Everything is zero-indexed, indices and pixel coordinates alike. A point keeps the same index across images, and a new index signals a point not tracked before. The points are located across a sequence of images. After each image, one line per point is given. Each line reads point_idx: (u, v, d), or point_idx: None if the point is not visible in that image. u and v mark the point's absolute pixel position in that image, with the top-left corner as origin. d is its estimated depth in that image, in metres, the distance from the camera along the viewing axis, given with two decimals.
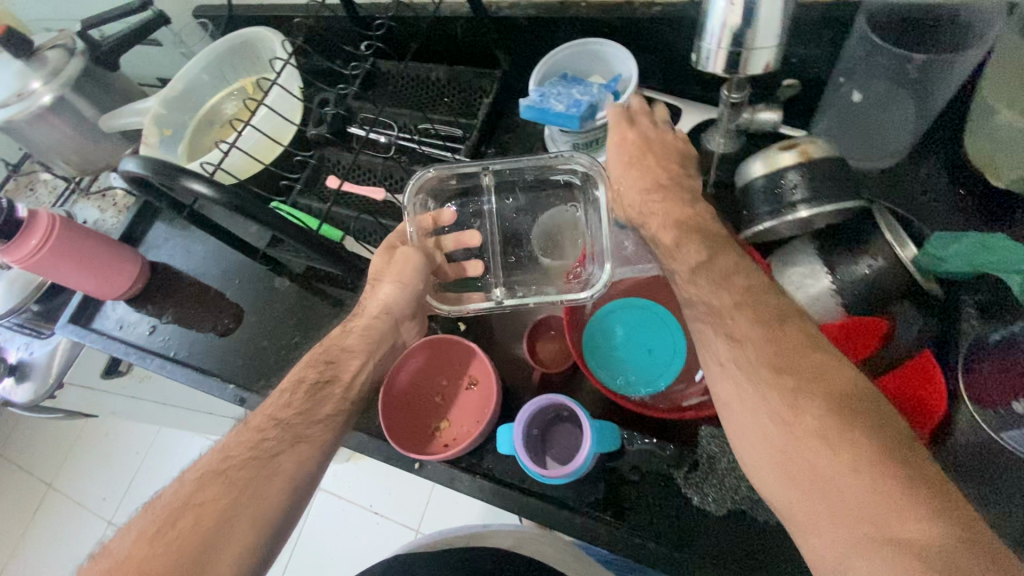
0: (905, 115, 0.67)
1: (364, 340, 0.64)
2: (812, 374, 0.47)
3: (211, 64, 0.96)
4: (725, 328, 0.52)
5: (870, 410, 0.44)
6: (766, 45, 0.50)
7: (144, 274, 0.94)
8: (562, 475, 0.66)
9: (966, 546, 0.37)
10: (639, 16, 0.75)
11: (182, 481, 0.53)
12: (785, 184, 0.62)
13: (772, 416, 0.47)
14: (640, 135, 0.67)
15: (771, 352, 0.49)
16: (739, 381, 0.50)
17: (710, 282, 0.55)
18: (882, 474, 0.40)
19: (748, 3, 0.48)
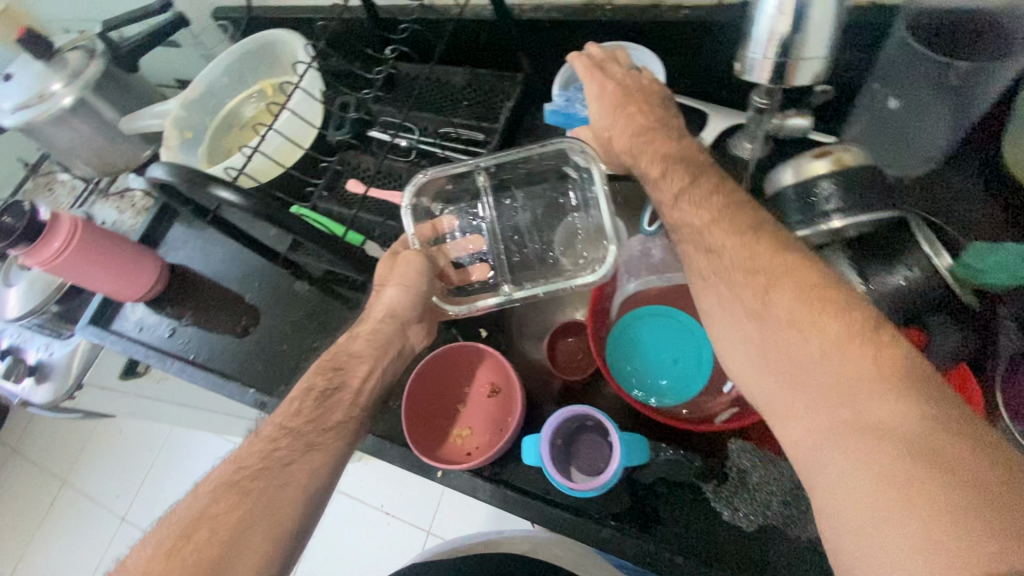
0: (941, 125, 0.60)
1: (371, 345, 0.58)
2: (786, 268, 0.44)
3: (231, 65, 0.89)
4: (703, 243, 0.49)
5: (846, 298, 0.41)
6: (816, 55, 0.42)
7: (164, 277, 0.90)
8: (590, 487, 0.56)
9: (945, 427, 0.35)
10: (667, 19, 0.70)
11: (196, 495, 0.49)
12: (819, 193, 0.58)
13: (747, 313, 0.45)
14: (621, 86, 0.62)
15: (745, 251, 0.46)
16: (719, 287, 0.47)
17: (694, 202, 0.50)
18: (853, 359, 0.39)
19: (799, 7, 0.40)
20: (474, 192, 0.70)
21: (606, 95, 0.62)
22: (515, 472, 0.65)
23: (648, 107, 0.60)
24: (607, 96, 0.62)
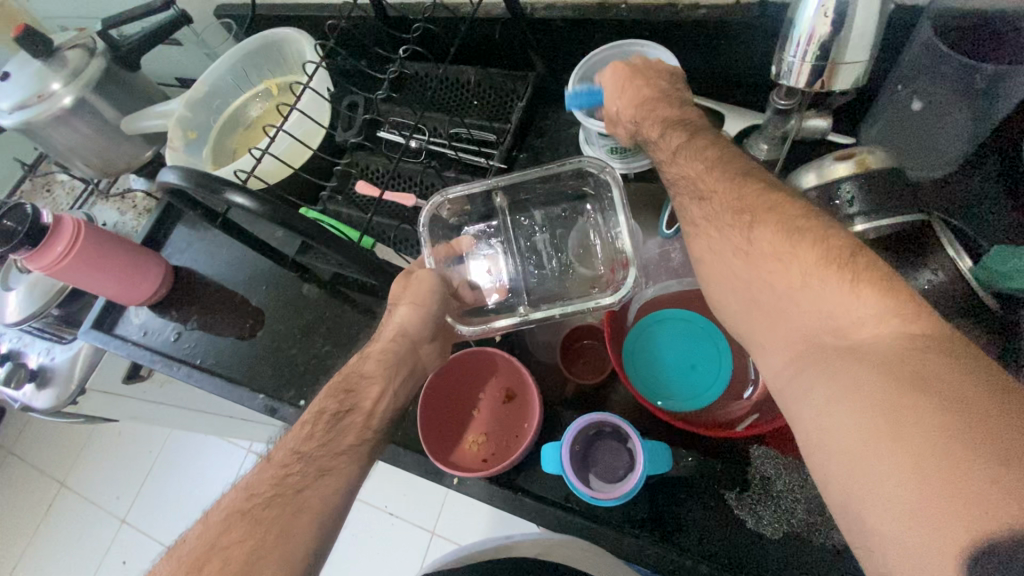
0: (963, 128, 0.60)
1: (383, 365, 0.56)
2: (768, 202, 0.43)
3: (235, 64, 0.87)
4: (697, 192, 0.49)
5: (826, 221, 0.40)
6: (856, 59, 0.42)
7: (169, 280, 0.89)
8: (613, 497, 0.56)
9: (927, 347, 0.34)
10: (684, 19, 0.68)
11: (208, 524, 0.48)
12: (840, 197, 0.57)
13: (735, 252, 0.45)
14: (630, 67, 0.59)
15: (732, 196, 0.45)
16: (709, 230, 0.47)
17: (689, 157, 0.50)
18: (833, 285, 0.38)
19: (840, 6, 0.39)
20: (488, 198, 0.69)
21: (618, 79, 0.59)
22: (529, 481, 0.64)
23: (658, 82, 0.57)
24: (620, 83, 0.58)
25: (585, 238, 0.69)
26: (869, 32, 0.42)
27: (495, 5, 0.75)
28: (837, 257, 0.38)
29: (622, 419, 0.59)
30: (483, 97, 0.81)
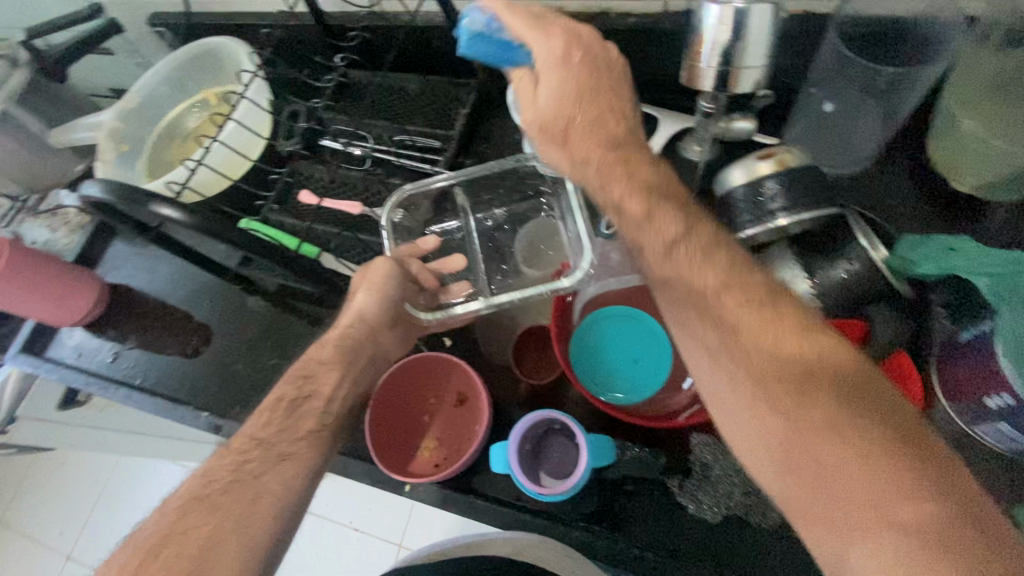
0: (871, 125, 0.64)
1: (340, 352, 0.57)
2: (813, 356, 0.39)
3: (170, 73, 0.84)
4: (709, 311, 0.43)
5: (882, 396, 0.37)
6: (755, 64, 0.44)
7: (104, 298, 0.85)
8: (559, 491, 0.56)
9: (1006, 555, 0.31)
10: (618, 27, 0.71)
11: (162, 512, 0.46)
12: (764, 194, 0.61)
13: (772, 410, 0.39)
14: (582, 55, 0.47)
15: (768, 339, 0.40)
16: (736, 372, 0.41)
17: (691, 257, 0.44)
18: (903, 474, 0.34)
19: (739, 15, 0.42)
20: (432, 204, 0.70)
21: (570, 71, 0.47)
22: (487, 482, 0.65)
23: (620, 108, 0.49)
24: (572, 80, 0.47)
25: (544, 237, 0.71)
26: (767, 37, 0.43)
27: (435, 14, 0.76)
28: (912, 442, 0.34)
29: (568, 417, 0.60)
30: (426, 105, 0.82)
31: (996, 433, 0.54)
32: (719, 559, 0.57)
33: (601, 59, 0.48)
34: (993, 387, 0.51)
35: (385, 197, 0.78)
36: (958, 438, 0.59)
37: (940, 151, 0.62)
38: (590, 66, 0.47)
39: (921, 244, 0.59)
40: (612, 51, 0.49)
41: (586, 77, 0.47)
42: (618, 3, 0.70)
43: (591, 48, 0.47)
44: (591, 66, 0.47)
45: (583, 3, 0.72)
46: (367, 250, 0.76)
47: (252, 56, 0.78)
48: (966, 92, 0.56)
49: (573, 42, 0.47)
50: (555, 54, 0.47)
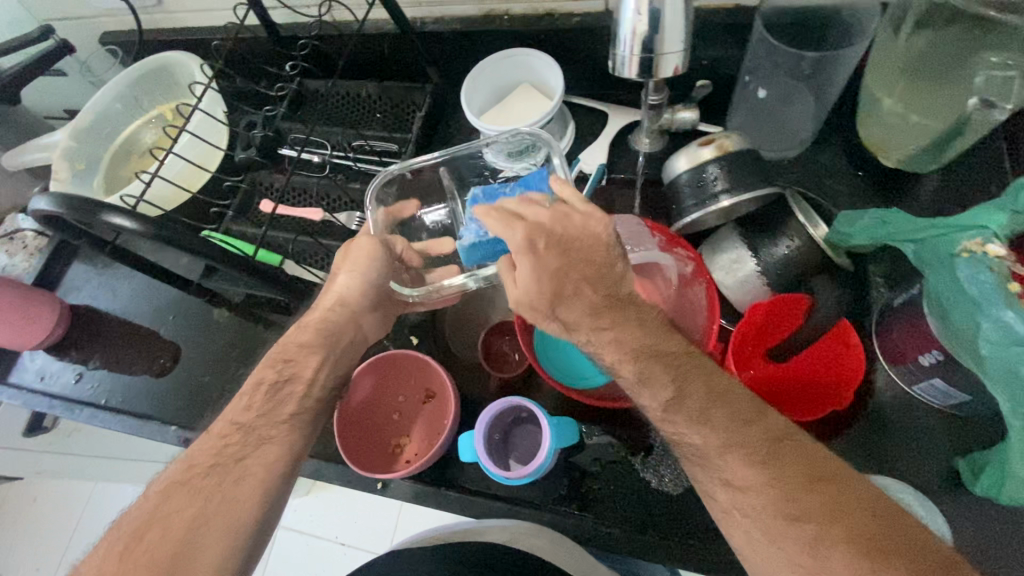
0: (805, 109, 0.68)
1: (321, 334, 0.55)
2: (825, 513, 0.39)
3: (124, 90, 0.84)
4: (718, 472, 0.43)
5: (898, 542, 0.38)
6: (674, 49, 0.47)
7: (65, 319, 0.84)
8: (527, 473, 0.58)
9: None
10: (562, 26, 0.73)
11: (146, 498, 0.47)
12: (706, 177, 0.64)
13: (795, 569, 0.39)
14: (553, 237, 0.46)
15: (779, 497, 0.40)
16: (754, 533, 0.41)
17: (689, 417, 0.44)
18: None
19: (654, 9, 0.44)
20: None
21: (543, 263, 0.46)
22: (460, 470, 0.66)
23: (600, 268, 0.47)
24: (545, 267, 0.46)
25: None
26: (683, 23, 0.46)
27: (384, 21, 0.77)
28: None
29: (532, 403, 0.61)
30: (383, 109, 0.83)
31: (933, 390, 0.57)
32: (684, 528, 0.60)
33: (572, 230, 0.47)
34: (926, 346, 0.54)
35: (346, 203, 0.79)
36: (904, 396, 0.61)
37: (867, 135, 0.66)
38: (560, 253, 0.46)
39: (859, 219, 0.59)
40: (579, 217, 0.47)
41: (562, 257, 0.46)
42: (562, 4, 0.72)
43: (559, 222, 0.46)
44: (563, 241, 0.46)
45: (528, 7, 0.74)
46: (330, 254, 0.77)
47: (203, 68, 0.79)
48: (884, 72, 0.60)
49: (541, 231, 0.46)
50: (524, 248, 0.45)
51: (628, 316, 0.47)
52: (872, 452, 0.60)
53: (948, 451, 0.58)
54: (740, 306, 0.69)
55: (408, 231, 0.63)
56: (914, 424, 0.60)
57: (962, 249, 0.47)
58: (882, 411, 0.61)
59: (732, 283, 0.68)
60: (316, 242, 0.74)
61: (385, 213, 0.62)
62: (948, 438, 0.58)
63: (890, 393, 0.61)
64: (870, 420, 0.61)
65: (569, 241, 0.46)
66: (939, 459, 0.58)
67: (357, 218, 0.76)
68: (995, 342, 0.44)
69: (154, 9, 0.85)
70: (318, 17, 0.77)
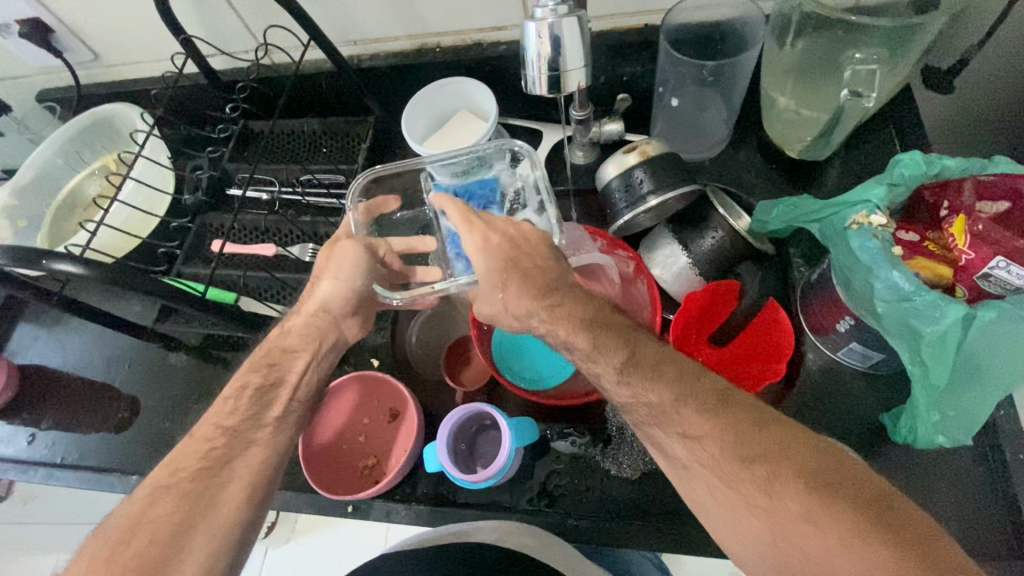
0: (718, 112, 0.75)
1: (306, 339, 0.55)
2: (775, 450, 0.42)
3: (63, 144, 0.84)
4: (675, 426, 0.45)
5: (835, 467, 0.41)
6: (577, 66, 0.52)
7: (14, 381, 0.82)
8: (488, 476, 0.60)
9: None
10: (490, 54, 0.78)
11: (131, 500, 0.47)
12: (634, 180, 0.68)
13: (753, 511, 0.41)
14: (506, 236, 0.52)
15: (734, 441, 0.43)
16: (713, 481, 0.43)
17: (646, 376, 0.47)
18: (873, 547, 0.37)
19: (554, 32, 0.49)
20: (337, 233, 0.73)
21: (492, 246, 0.51)
22: (431, 481, 0.68)
23: (548, 262, 0.51)
24: (490, 249, 0.51)
25: None
26: (581, 43, 0.51)
27: (321, 60, 0.81)
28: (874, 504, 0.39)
29: (492, 407, 0.63)
30: (328, 144, 0.86)
31: (852, 353, 0.62)
32: (648, 511, 0.63)
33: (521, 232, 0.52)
34: (840, 313, 0.59)
35: (298, 235, 0.81)
36: (835, 366, 0.66)
37: (771, 133, 0.73)
38: (508, 244, 0.51)
39: (773, 207, 0.65)
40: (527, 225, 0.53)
41: (516, 257, 0.51)
42: (488, 33, 0.77)
43: (509, 226, 0.53)
44: (514, 245, 0.52)
45: (456, 40, 0.78)
46: (285, 286, 0.78)
47: (144, 116, 0.81)
48: (778, 72, 0.67)
49: (494, 229, 0.52)
50: (478, 240, 0.52)
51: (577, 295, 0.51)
52: (809, 416, 0.64)
53: (876, 410, 0.63)
54: (678, 297, 0.73)
55: (387, 226, 0.64)
56: (844, 389, 0.65)
57: (852, 222, 0.53)
58: (814, 379, 0.65)
59: (668, 276, 0.71)
60: (269, 275, 0.75)
61: (366, 208, 0.62)
62: (872, 397, 0.64)
63: (818, 362, 0.66)
64: (804, 388, 0.65)
65: (523, 241, 0.52)
66: (873, 417, 0.63)
67: (310, 250, 0.77)
68: (889, 300, 0.49)
69: (92, 64, 0.87)
70: (255, 60, 0.79)
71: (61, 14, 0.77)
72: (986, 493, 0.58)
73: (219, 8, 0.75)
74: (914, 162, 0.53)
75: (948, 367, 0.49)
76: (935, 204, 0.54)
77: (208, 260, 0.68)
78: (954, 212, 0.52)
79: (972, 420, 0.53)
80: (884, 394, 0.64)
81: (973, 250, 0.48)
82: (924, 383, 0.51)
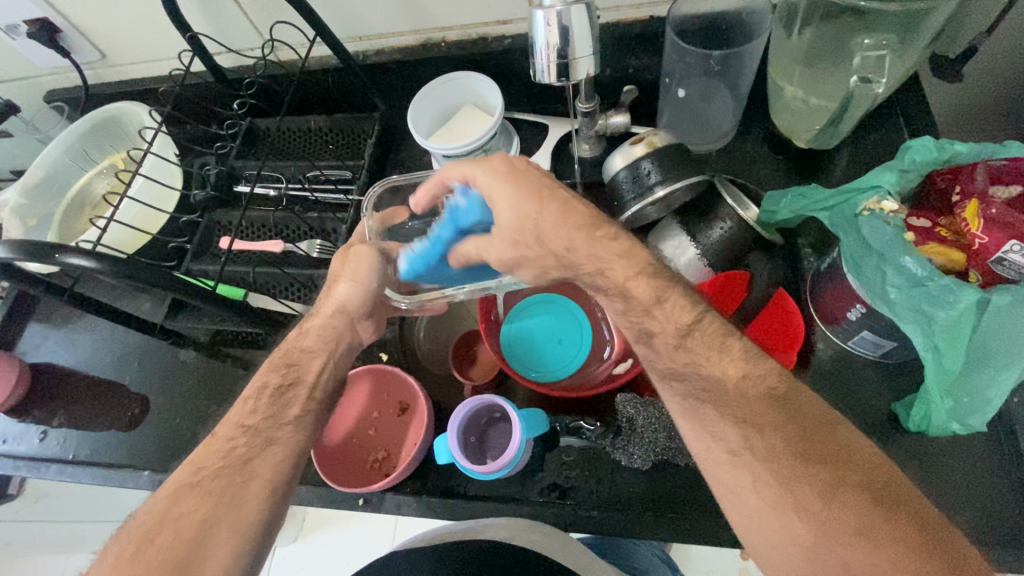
0: (725, 104, 0.74)
1: (323, 340, 0.54)
2: (836, 459, 0.42)
3: (71, 143, 0.84)
4: (733, 412, 0.44)
5: (896, 484, 0.41)
6: (585, 54, 0.52)
7: (26, 379, 0.83)
8: (500, 467, 0.60)
9: None
10: (496, 48, 0.78)
11: (155, 499, 0.47)
12: (641, 172, 0.67)
13: (800, 514, 0.41)
14: (529, 165, 0.47)
15: (794, 440, 0.42)
16: (762, 476, 0.42)
17: (697, 359, 0.46)
18: (923, 564, 0.37)
19: (562, 21, 0.50)
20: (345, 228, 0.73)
21: (516, 173, 0.46)
22: (442, 475, 0.68)
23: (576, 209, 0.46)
24: (513, 175, 0.46)
25: None
26: (589, 31, 0.51)
27: (328, 57, 0.82)
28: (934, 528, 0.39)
29: (502, 399, 0.64)
30: (335, 140, 0.86)
31: (865, 342, 0.62)
32: (661, 503, 0.63)
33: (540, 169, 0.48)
34: (851, 301, 0.59)
35: (305, 231, 0.81)
36: (846, 355, 0.65)
37: (779, 123, 0.73)
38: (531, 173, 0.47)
39: (782, 197, 0.65)
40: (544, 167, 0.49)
41: (540, 185, 0.46)
42: (493, 28, 0.77)
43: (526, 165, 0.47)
44: (536, 174, 0.47)
45: (461, 34, 0.78)
46: (294, 282, 0.78)
47: (152, 114, 0.81)
48: (787, 61, 0.67)
49: (511, 163, 0.46)
50: (500, 179, 0.46)
51: (613, 244, 0.45)
52: None
53: (888, 399, 0.63)
54: None
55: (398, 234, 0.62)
56: (857, 378, 0.64)
57: (863, 209, 0.54)
58: (824, 368, 0.65)
59: (676, 268, 0.70)
60: (278, 271, 0.75)
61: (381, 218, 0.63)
62: (883, 386, 0.63)
63: (829, 352, 0.66)
64: (814, 378, 0.65)
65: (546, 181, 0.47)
66: (884, 407, 0.63)
67: (317, 246, 0.77)
68: (902, 286, 0.49)
69: (99, 64, 0.87)
70: (262, 57, 0.80)
71: (70, 14, 0.78)
72: (1000, 483, 0.58)
73: (226, 6, 0.75)
74: (927, 147, 0.54)
75: (961, 352, 0.49)
76: (947, 189, 0.53)
77: (219, 255, 0.69)
78: (966, 198, 0.51)
79: (985, 405, 0.52)
80: (897, 384, 0.63)
81: (986, 234, 0.48)
82: (937, 369, 0.50)
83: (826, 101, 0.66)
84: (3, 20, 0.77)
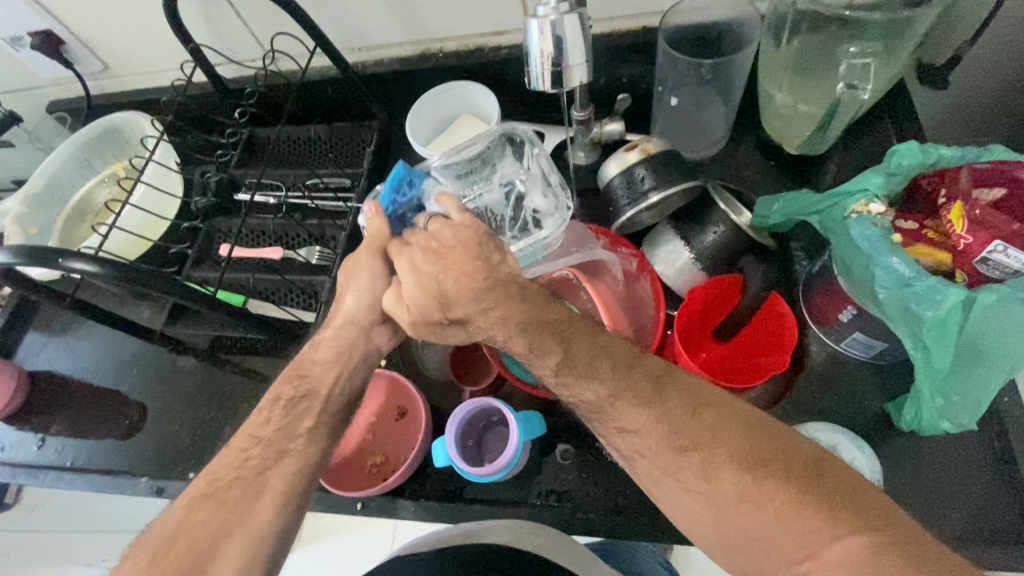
0: (717, 111, 0.75)
1: (335, 352, 0.55)
2: (707, 434, 0.42)
3: (73, 153, 0.86)
4: (612, 422, 0.45)
5: (765, 441, 0.41)
6: (578, 61, 0.54)
7: (24, 386, 0.83)
8: (496, 470, 0.60)
9: (909, 553, 0.35)
10: (492, 58, 0.80)
11: (168, 512, 0.48)
12: (635, 178, 0.68)
13: (693, 495, 0.42)
14: (429, 248, 0.50)
15: (668, 431, 0.43)
16: (653, 470, 0.44)
17: (581, 378, 0.46)
18: (806, 517, 0.38)
19: (556, 30, 0.51)
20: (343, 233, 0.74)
21: (420, 271, 0.50)
22: (440, 478, 0.68)
23: None
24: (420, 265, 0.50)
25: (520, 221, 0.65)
26: (582, 41, 0.53)
27: (327, 67, 0.83)
28: (806, 476, 0.39)
29: (501, 403, 0.64)
30: (333, 149, 0.87)
31: (857, 344, 0.62)
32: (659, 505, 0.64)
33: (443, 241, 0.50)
34: (842, 303, 0.60)
35: (304, 238, 0.82)
36: (838, 357, 0.66)
37: (770, 129, 0.74)
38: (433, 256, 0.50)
39: (775, 201, 0.66)
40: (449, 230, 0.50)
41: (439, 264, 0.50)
42: (489, 38, 0.78)
43: (433, 236, 0.51)
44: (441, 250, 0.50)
45: (458, 44, 0.80)
46: (294, 288, 0.79)
47: (154, 122, 0.82)
48: (776, 70, 0.68)
49: (417, 246, 0.51)
50: (408, 264, 0.51)
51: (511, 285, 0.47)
52: (812, 408, 0.65)
53: (880, 400, 0.63)
54: (681, 292, 0.73)
55: None
56: (847, 378, 0.65)
57: (852, 211, 0.55)
58: (818, 369, 0.66)
59: (672, 273, 0.71)
60: (278, 278, 0.76)
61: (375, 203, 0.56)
62: (875, 388, 0.64)
63: (822, 353, 0.66)
64: (807, 380, 0.66)
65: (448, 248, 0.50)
66: (877, 407, 0.63)
67: (316, 252, 0.78)
68: (890, 287, 0.50)
69: (102, 75, 0.88)
70: (262, 67, 0.81)
71: (73, 26, 0.79)
72: (992, 480, 0.58)
73: (228, 18, 0.77)
74: (912, 151, 0.55)
75: (950, 350, 0.50)
76: (932, 192, 0.55)
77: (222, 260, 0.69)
78: (951, 200, 0.53)
79: (975, 405, 0.54)
80: (890, 384, 0.64)
81: (971, 235, 0.49)
82: (928, 369, 0.52)
83: (815, 108, 0.67)
84: (8, 32, 0.78)
